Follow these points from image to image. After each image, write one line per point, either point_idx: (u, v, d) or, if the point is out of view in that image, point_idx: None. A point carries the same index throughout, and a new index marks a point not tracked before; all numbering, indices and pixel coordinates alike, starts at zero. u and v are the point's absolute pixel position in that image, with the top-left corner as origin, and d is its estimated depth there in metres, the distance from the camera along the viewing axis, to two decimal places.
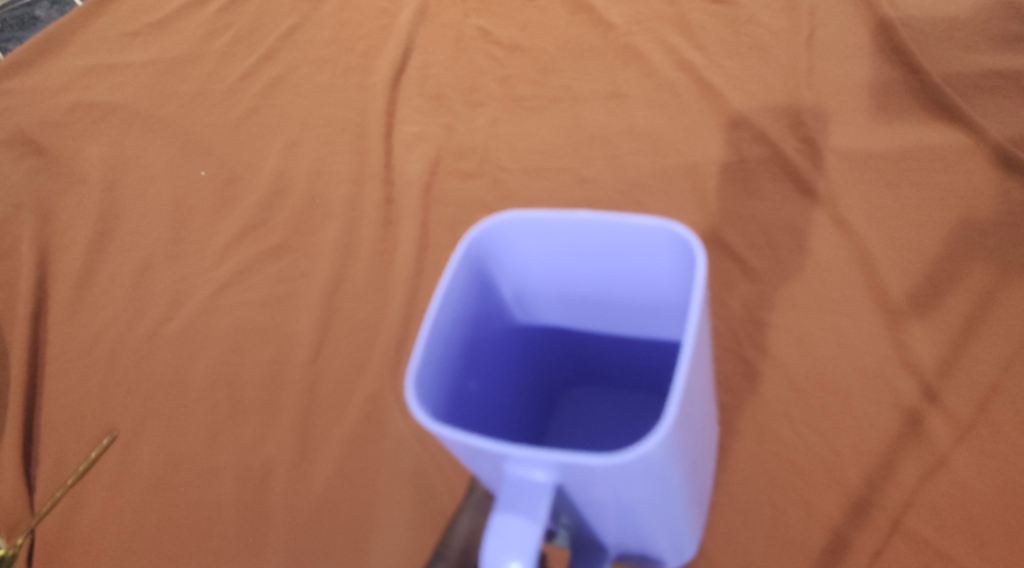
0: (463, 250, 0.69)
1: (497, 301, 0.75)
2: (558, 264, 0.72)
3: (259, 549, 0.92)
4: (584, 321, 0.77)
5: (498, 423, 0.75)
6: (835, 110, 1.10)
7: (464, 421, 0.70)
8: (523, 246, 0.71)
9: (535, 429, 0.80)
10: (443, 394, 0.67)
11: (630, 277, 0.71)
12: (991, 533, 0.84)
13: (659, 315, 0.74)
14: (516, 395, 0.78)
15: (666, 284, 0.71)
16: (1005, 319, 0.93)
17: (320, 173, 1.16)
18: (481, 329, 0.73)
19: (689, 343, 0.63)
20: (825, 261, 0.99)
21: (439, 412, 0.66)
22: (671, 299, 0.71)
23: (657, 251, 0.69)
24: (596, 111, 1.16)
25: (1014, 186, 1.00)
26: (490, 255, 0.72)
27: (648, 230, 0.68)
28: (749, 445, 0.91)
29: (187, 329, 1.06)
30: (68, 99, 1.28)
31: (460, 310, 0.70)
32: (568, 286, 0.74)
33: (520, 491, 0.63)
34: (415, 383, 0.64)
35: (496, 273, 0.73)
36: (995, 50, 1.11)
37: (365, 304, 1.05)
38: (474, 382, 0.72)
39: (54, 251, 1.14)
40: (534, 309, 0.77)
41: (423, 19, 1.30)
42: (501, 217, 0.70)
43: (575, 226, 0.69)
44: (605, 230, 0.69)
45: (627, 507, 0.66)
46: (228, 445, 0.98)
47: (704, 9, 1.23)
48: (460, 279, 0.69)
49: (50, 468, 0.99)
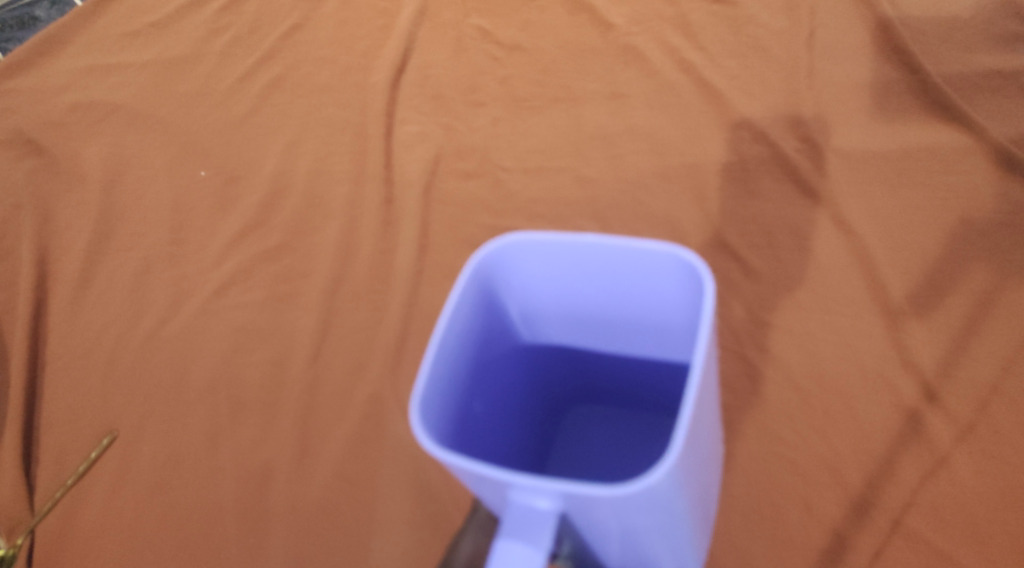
0: (470, 270, 0.69)
1: (503, 320, 0.75)
2: (565, 285, 0.73)
3: (259, 550, 0.92)
4: (590, 341, 0.77)
5: (503, 444, 0.75)
6: (835, 110, 1.10)
7: (468, 442, 0.70)
8: (530, 267, 0.72)
9: (539, 447, 0.81)
10: (448, 416, 0.68)
11: (637, 300, 0.72)
12: (992, 533, 0.84)
13: (666, 338, 0.74)
14: (521, 415, 0.78)
15: (673, 308, 0.71)
16: (1005, 319, 0.93)
17: (320, 173, 1.16)
18: (486, 349, 0.73)
19: (697, 372, 0.63)
20: (825, 261, 0.99)
21: (443, 435, 0.66)
22: (679, 323, 0.72)
23: (664, 275, 0.69)
24: (596, 111, 1.16)
25: (1015, 186, 1.00)
26: (498, 275, 0.72)
27: (656, 254, 0.68)
28: (749, 445, 0.91)
29: (187, 329, 1.06)
30: (68, 99, 1.28)
31: (466, 331, 0.70)
32: (575, 308, 0.74)
33: (523, 520, 0.64)
34: (420, 406, 0.64)
35: (503, 292, 0.73)
36: (995, 50, 1.11)
37: (365, 305, 1.05)
38: (479, 403, 0.72)
39: (54, 251, 1.14)
40: (539, 329, 0.77)
41: (423, 19, 1.30)
42: (509, 237, 0.70)
43: (582, 248, 0.69)
44: (613, 254, 0.69)
45: (632, 534, 0.66)
46: (229, 445, 0.98)
47: (704, 9, 1.23)
48: (467, 299, 0.69)
49: (50, 468, 0.99)
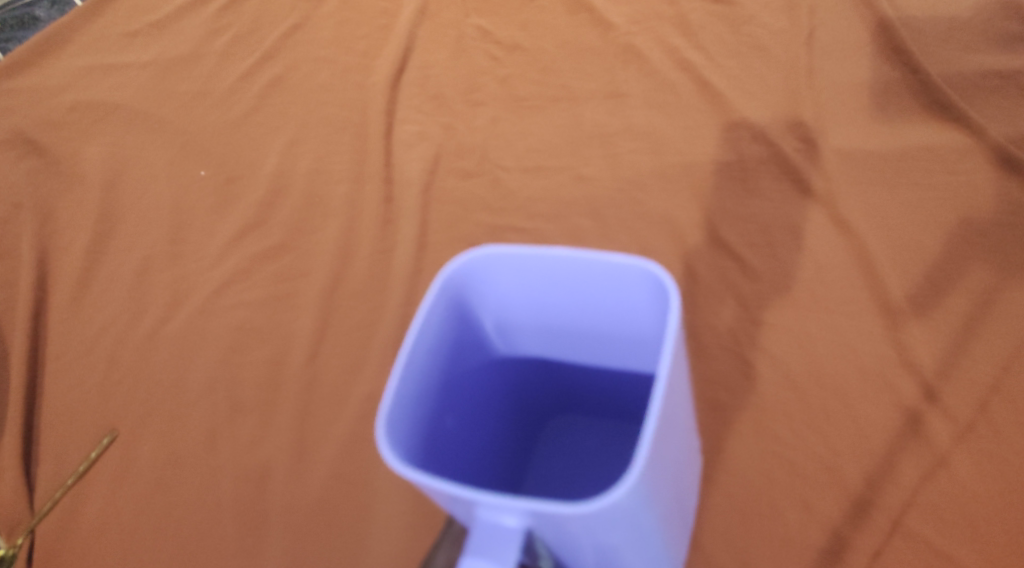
0: (441, 284, 0.70)
1: (476, 332, 0.75)
2: (537, 297, 0.73)
3: (258, 550, 0.92)
4: (564, 353, 0.77)
5: (475, 458, 0.76)
6: (834, 110, 1.09)
7: (439, 456, 0.70)
8: (501, 279, 0.72)
9: (515, 459, 0.81)
10: (418, 431, 0.68)
11: (608, 312, 0.72)
12: (992, 533, 0.84)
13: (637, 351, 0.74)
14: (496, 428, 0.79)
15: (643, 320, 0.71)
16: (1004, 319, 0.93)
17: (320, 173, 1.16)
18: (458, 362, 0.74)
19: (663, 387, 0.64)
20: (824, 261, 0.99)
21: (412, 451, 0.67)
22: (649, 336, 0.72)
23: (633, 288, 0.69)
24: (595, 111, 1.16)
25: (1014, 186, 1.00)
26: (469, 288, 0.72)
27: (625, 267, 0.68)
28: (748, 445, 0.91)
29: (186, 329, 1.06)
30: (68, 99, 1.28)
31: (437, 344, 0.70)
32: (547, 320, 0.74)
33: (491, 537, 0.64)
34: (387, 423, 0.65)
35: (475, 305, 0.74)
36: (995, 49, 1.11)
37: (364, 304, 1.05)
38: (452, 417, 0.73)
39: (54, 251, 1.14)
40: (513, 341, 0.77)
41: (422, 19, 1.30)
42: (479, 250, 0.70)
43: (552, 262, 0.70)
44: (582, 267, 0.69)
45: (602, 549, 0.67)
46: (228, 445, 0.98)
47: (704, 9, 1.23)
48: (437, 313, 0.70)
49: (50, 468, 0.99)
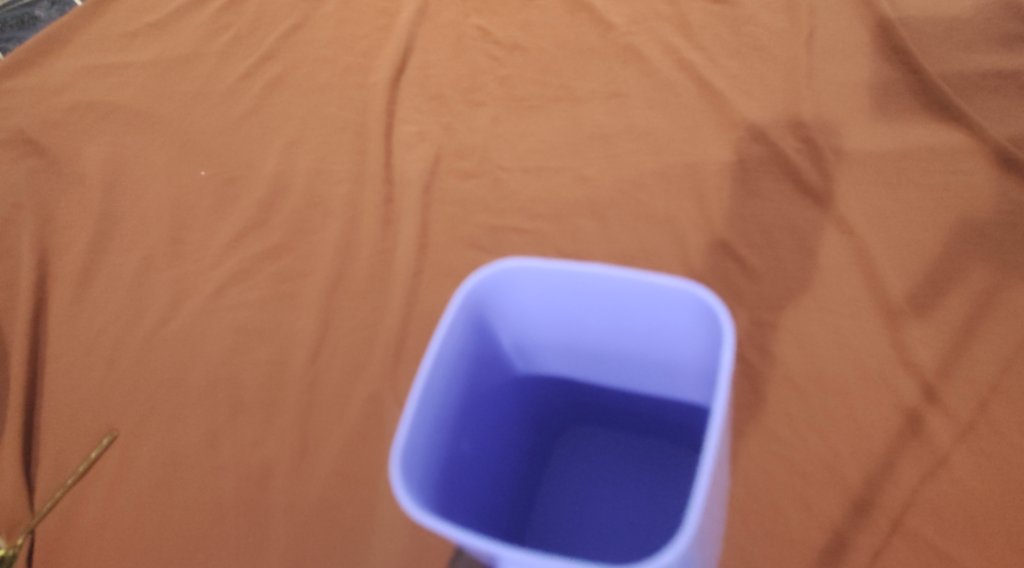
0: (463, 301, 0.71)
1: (495, 349, 0.77)
2: (563, 313, 0.74)
3: (259, 550, 0.92)
4: (588, 371, 0.79)
5: (494, 480, 0.77)
6: (834, 111, 1.10)
7: (455, 483, 0.72)
8: (524, 294, 0.73)
9: (530, 475, 0.83)
10: (432, 460, 0.69)
11: (640, 332, 0.73)
12: (991, 532, 0.84)
13: (668, 372, 0.75)
14: (512, 448, 0.80)
15: (679, 342, 0.73)
16: (1004, 319, 0.93)
17: (320, 172, 1.16)
18: (477, 379, 0.75)
19: (713, 430, 0.65)
20: (825, 261, 0.99)
21: (429, 483, 0.68)
22: (684, 358, 0.73)
23: (675, 311, 0.71)
24: (595, 111, 1.16)
25: (1013, 185, 1.00)
26: (491, 303, 0.74)
27: (668, 291, 0.69)
28: (750, 445, 0.91)
29: (187, 330, 1.06)
30: (69, 99, 1.28)
31: (456, 363, 0.71)
32: (572, 336, 0.76)
33: None
34: (401, 460, 0.66)
35: (496, 320, 0.75)
36: (995, 50, 1.11)
37: (365, 304, 1.05)
38: (469, 441, 0.74)
39: (54, 252, 1.14)
40: (534, 356, 0.79)
41: (422, 19, 1.30)
42: (504, 265, 0.72)
43: (584, 280, 0.71)
44: (617, 285, 0.71)
45: None
46: (228, 445, 0.98)
47: (704, 9, 1.23)
48: (457, 329, 0.71)
49: (49, 468, 0.99)
